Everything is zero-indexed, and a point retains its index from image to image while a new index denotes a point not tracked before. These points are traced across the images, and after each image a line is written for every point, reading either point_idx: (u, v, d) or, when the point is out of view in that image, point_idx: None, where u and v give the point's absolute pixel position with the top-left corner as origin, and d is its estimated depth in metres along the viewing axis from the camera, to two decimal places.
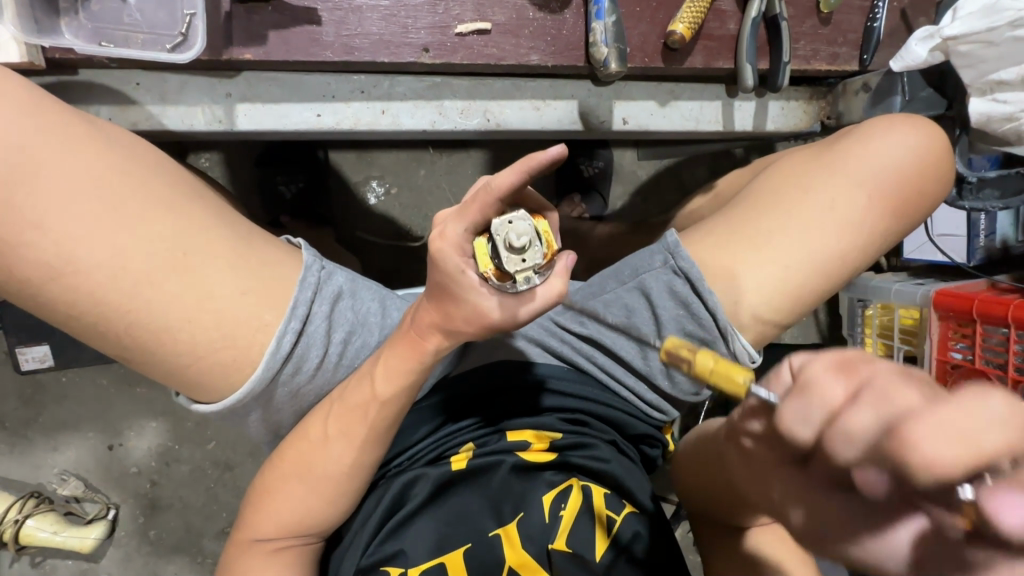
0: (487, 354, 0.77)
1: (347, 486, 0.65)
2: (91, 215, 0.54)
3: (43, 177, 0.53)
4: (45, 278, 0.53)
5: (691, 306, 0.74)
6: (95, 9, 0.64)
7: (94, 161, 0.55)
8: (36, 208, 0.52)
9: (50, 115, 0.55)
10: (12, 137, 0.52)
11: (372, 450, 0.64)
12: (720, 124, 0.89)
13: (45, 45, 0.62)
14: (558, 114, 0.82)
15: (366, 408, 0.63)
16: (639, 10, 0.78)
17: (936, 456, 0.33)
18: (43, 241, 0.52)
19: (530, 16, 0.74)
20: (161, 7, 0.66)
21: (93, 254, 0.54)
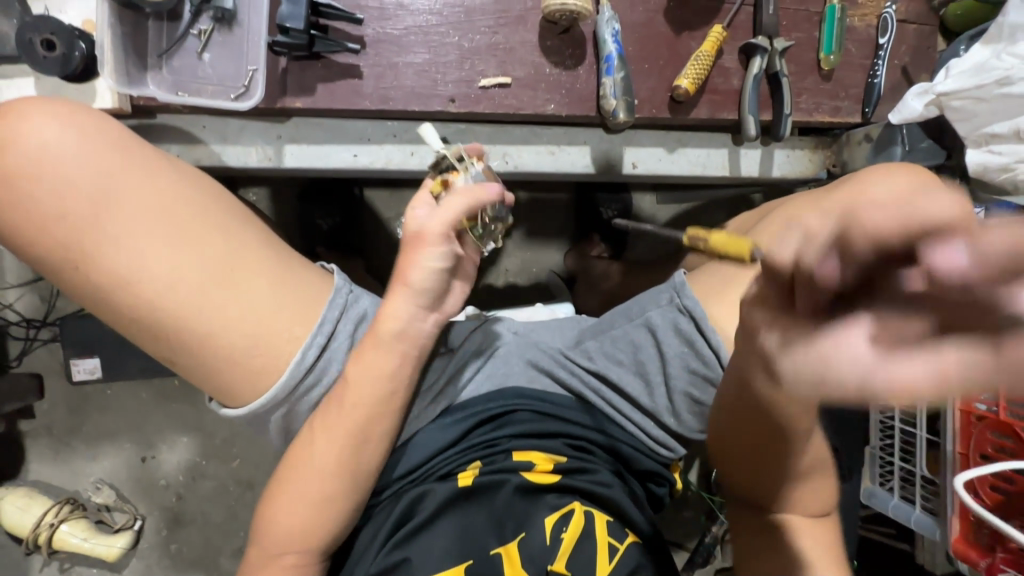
0: (501, 377, 0.81)
1: (336, 486, 0.68)
2: (160, 233, 0.62)
3: (124, 201, 0.62)
4: (114, 285, 0.62)
5: (696, 344, 0.77)
6: (176, 63, 0.73)
7: (167, 188, 0.64)
8: (114, 227, 0.61)
9: (133, 149, 0.64)
10: (100, 167, 0.61)
11: (354, 448, 0.68)
12: (726, 170, 0.95)
13: (134, 94, 0.70)
14: (573, 158, 0.89)
15: (349, 406, 0.68)
16: (648, 66, 0.86)
17: (873, 223, 0.35)
18: (115, 255, 0.61)
19: (547, 72, 0.83)
20: (229, 61, 0.74)
21: (156, 267, 0.62)
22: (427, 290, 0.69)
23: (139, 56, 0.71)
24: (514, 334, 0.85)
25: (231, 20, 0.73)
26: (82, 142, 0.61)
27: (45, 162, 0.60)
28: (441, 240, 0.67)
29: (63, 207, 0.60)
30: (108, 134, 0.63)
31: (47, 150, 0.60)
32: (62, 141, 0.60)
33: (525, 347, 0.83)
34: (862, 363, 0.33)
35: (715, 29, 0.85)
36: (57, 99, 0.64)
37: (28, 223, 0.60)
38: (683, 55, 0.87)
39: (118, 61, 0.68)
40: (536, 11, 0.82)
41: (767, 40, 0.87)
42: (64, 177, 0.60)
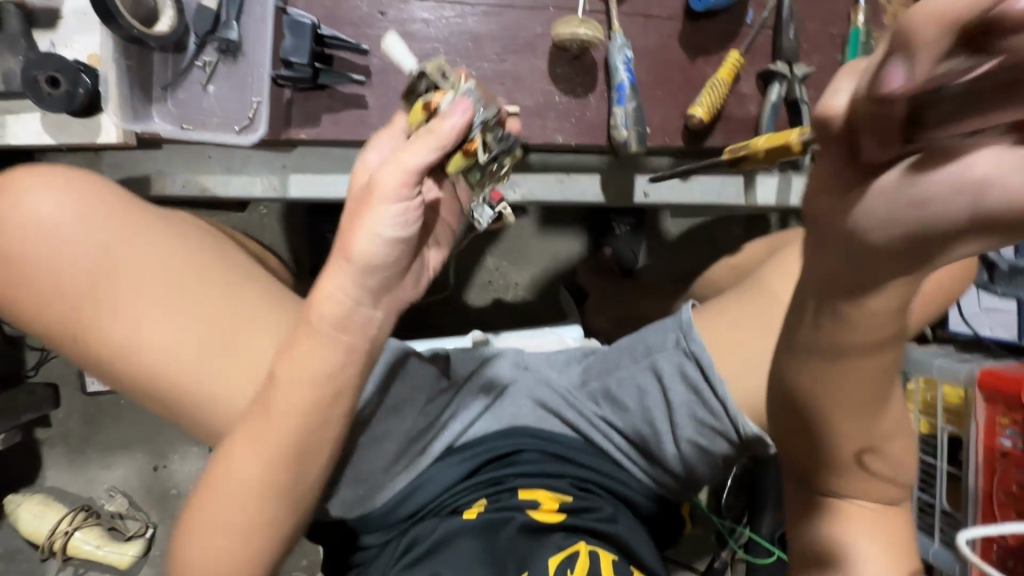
0: (509, 415, 0.83)
1: (270, 508, 0.63)
2: (155, 296, 0.62)
3: (127, 265, 0.62)
4: (116, 355, 0.61)
5: (702, 392, 0.75)
6: (181, 95, 0.72)
7: (165, 249, 0.64)
8: (112, 294, 0.61)
9: (131, 212, 0.64)
10: (95, 235, 0.61)
11: (288, 466, 0.62)
12: (742, 198, 0.91)
13: (139, 130, 0.69)
14: (582, 186, 0.87)
15: (278, 416, 0.61)
16: (661, 93, 0.83)
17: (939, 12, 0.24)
18: (117, 324, 0.61)
19: (557, 100, 0.81)
20: (234, 92, 0.73)
21: (154, 332, 0.61)
22: (376, 260, 0.60)
23: (145, 90, 0.70)
24: (523, 370, 0.86)
25: (236, 51, 0.72)
26: (80, 211, 0.61)
27: (47, 235, 0.60)
28: (397, 197, 0.59)
29: (66, 278, 0.60)
30: (108, 201, 0.63)
31: (52, 220, 0.60)
32: (65, 212, 0.61)
33: (534, 385, 0.84)
34: (969, 177, 0.27)
35: (732, 54, 0.82)
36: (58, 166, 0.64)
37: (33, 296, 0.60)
38: (699, 82, 0.84)
39: (122, 96, 0.68)
40: (547, 38, 0.80)
41: (786, 66, 0.83)
42: (61, 249, 0.60)
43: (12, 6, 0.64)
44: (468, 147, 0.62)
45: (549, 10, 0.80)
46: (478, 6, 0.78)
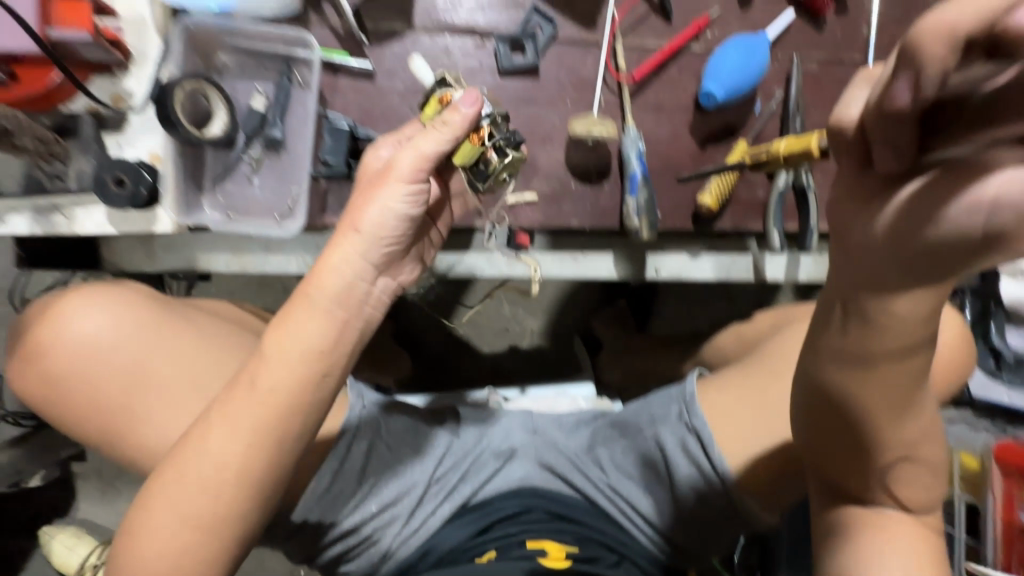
0: (517, 478, 0.98)
1: (255, 480, 0.70)
2: (175, 395, 0.79)
3: (158, 371, 0.79)
4: (142, 442, 0.79)
5: (701, 464, 0.90)
6: (229, 187, 0.79)
7: (184, 355, 0.81)
8: (142, 394, 0.78)
9: (162, 325, 0.81)
10: (133, 348, 0.78)
11: (272, 438, 0.70)
12: (750, 274, 0.95)
13: (191, 222, 0.76)
14: (594, 264, 0.91)
15: (262, 389, 0.69)
16: (672, 180, 0.88)
17: (926, 48, 0.31)
18: (144, 421, 0.78)
19: (573, 187, 0.86)
20: (276, 184, 0.80)
21: (167, 423, 0.78)
22: (382, 232, 0.71)
23: (197, 182, 0.78)
24: (531, 435, 1.01)
25: (279, 147, 0.79)
26: (123, 330, 0.78)
27: (89, 354, 0.77)
28: (408, 177, 0.71)
29: (100, 388, 0.77)
30: (138, 318, 0.80)
31: (95, 340, 0.77)
32: (104, 332, 0.77)
33: (545, 449, 1.00)
34: (983, 200, 0.33)
35: (740, 144, 0.86)
36: (96, 290, 0.80)
37: (78, 402, 0.77)
38: (709, 168, 0.88)
39: (178, 191, 0.75)
40: (564, 129, 0.86)
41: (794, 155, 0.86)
42: (105, 359, 0.77)
43: (86, 115, 0.72)
44: (476, 137, 0.70)
45: (567, 103, 0.85)
46: (500, 100, 0.84)
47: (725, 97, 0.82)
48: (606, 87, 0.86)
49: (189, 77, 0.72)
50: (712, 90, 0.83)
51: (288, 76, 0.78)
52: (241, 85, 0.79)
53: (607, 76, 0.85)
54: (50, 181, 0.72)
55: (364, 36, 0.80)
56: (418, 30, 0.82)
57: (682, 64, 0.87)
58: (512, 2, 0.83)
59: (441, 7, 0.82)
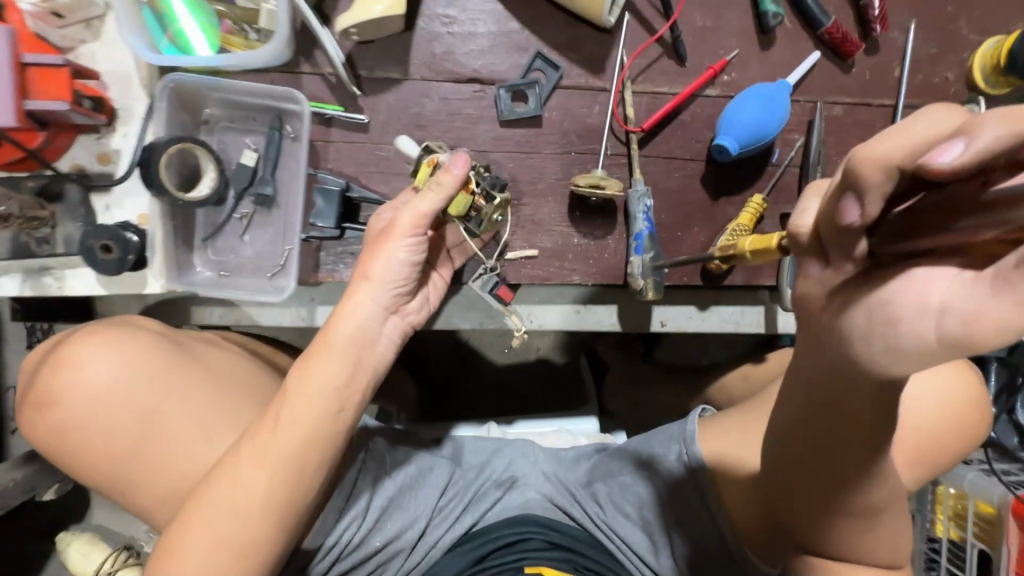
0: (520, 507, 0.99)
1: (270, 521, 0.65)
2: (181, 437, 0.68)
3: (172, 424, 0.68)
4: (147, 498, 0.69)
5: (703, 503, 0.88)
6: (220, 244, 0.77)
7: (194, 393, 0.70)
8: (150, 440, 0.67)
9: (167, 359, 0.70)
10: (138, 387, 0.67)
11: (292, 476, 0.65)
12: (761, 326, 0.91)
13: (182, 282, 0.75)
14: (599, 316, 0.88)
15: (287, 423, 0.65)
16: (681, 234, 0.83)
17: (868, 156, 0.34)
18: (153, 478, 0.68)
19: (575, 242, 0.82)
20: (268, 241, 0.77)
21: (169, 470, 0.68)
22: (391, 280, 0.69)
23: (188, 240, 0.76)
24: (534, 465, 1.02)
25: (271, 203, 0.76)
26: (132, 369, 0.67)
27: (100, 405, 0.66)
28: (408, 232, 0.68)
29: (110, 442, 0.66)
30: (149, 355, 0.69)
31: (107, 389, 0.66)
32: (119, 380, 0.67)
33: (545, 482, 1.01)
34: (929, 306, 0.36)
35: (756, 198, 0.81)
36: (105, 332, 0.70)
37: (84, 458, 0.67)
38: (720, 221, 0.84)
39: (168, 252, 0.73)
40: (567, 180, 0.82)
41: None
42: (108, 401, 0.66)
43: (70, 176, 0.70)
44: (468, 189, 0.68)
45: (570, 153, 0.81)
46: (500, 151, 0.80)
47: (739, 151, 0.76)
48: (613, 135, 0.81)
49: (173, 137, 0.69)
50: (726, 143, 0.76)
51: (278, 130, 0.74)
52: (230, 139, 0.76)
53: (613, 125, 0.81)
54: (37, 246, 0.70)
55: (356, 87, 0.76)
56: (414, 78, 0.77)
57: (695, 110, 0.81)
58: (513, 46, 0.78)
59: (438, 52, 0.77)
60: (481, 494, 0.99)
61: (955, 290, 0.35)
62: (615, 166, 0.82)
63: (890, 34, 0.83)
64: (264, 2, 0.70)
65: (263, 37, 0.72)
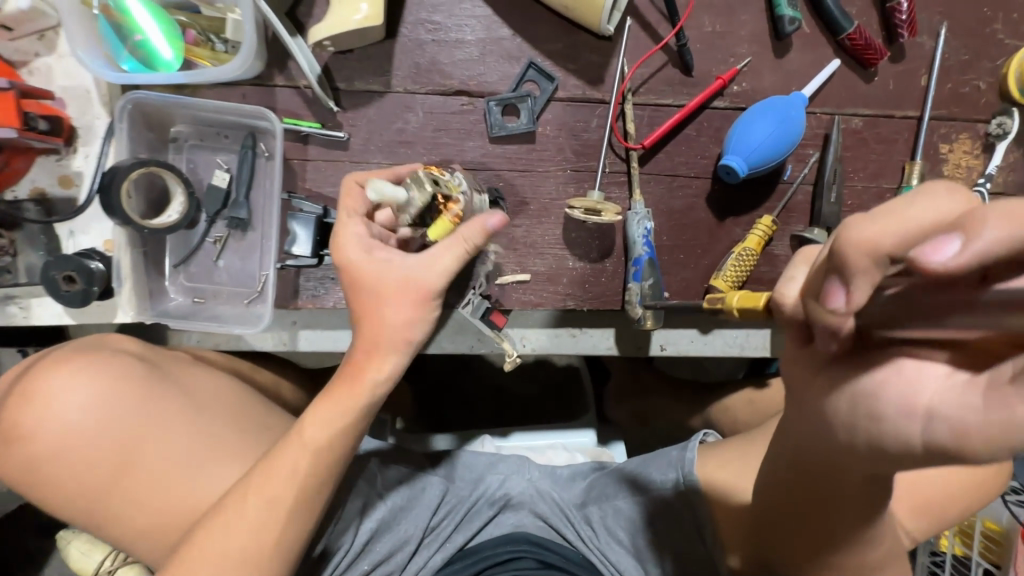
0: (512, 524, 0.85)
1: (267, 573, 0.57)
2: (160, 478, 0.59)
3: (154, 461, 0.59)
4: (130, 540, 0.60)
5: (705, 531, 0.77)
6: (193, 269, 0.72)
7: (179, 426, 0.61)
8: (126, 481, 0.58)
9: (146, 387, 0.61)
10: (112, 419, 0.58)
11: (295, 527, 0.58)
12: (766, 350, 0.86)
13: (154, 310, 0.71)
14: (594, 340, 0.83)
15: (294, 472, 0.57)
16: (683, 257, 0.78)
17: (860, 234, 0.30)
18: (133, 519, 0.59)
19: (570, 265, 0.77)
20: (243, 265, 0.73)
21: (142, 514, 0.58)
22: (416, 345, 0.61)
23: (159, 265, 0.71)
24: (529, 483, 0.88)
25: (245, 225, 0.71)
26: (108, 400, 0.59)
27: (69, 442, 0.57)
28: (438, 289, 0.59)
29: (83, 482, 0.57)
30: (127, 385, 0.60)
31: (78, 425, 0.58)
32: (92, 414, 0.58)
33: (536, 498, 0.87)
34: (916, 408, 0.31)
35: (766, 219, 0.75)
36: (75, 359, 0.61)
37: (56, 498, 0.58)
38: (726, 243, 0.78)
39: (138, 280, 0.69)
40: (562, 200, 0.76)
41: (825, 234, 0.75)
42: (81, 438, 0.57)
43: (30, 201, 0.66)
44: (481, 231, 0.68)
45: (566, 171, 0.75)
46: (490, 168, 0.74)
47: (747, 173, 0.70)
48: (612, 151, 0.75)
49: (137, 161, 0.65)
50: (733, 164, 0.70)
51: (250, 149, 0.69)
52: (201, 157, 0.71)
53: (613, 140, 0.75)
54: None
55: (333, 102, 0.70)
56: (396, 90, 0.71)
57: (701, 124, 0.75)
58: (504, 55, 0.72)
59: (423, 62, 0.71)
60: (472, 514, 0.86)
61: (943, 392, 0.30)
62: (614, 185, 0.76)
63: (917, 40, 0.76)
64: (229, 12, 0.65)
65: (231, 49, 0.67)
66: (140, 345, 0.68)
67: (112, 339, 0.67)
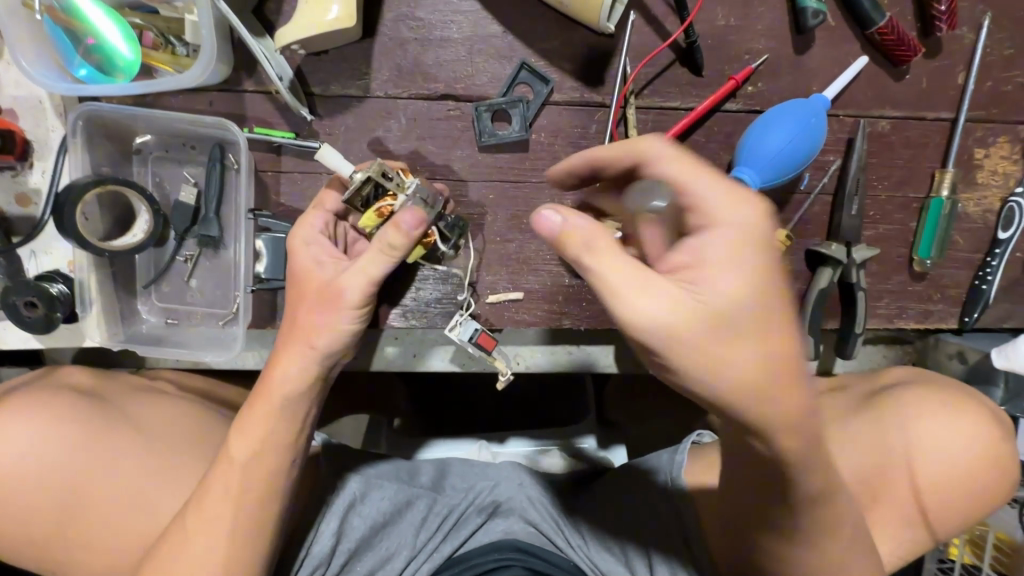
0: (501, 532, 0.71)
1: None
2: (123, 518, 0.56)
3: (107, 498, 0.56)
4: None
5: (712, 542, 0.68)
6: (165, 289, 0.68)
7: (138, 461, 0.58)
8: (88, 522, 0.55)
9: (96, 420, 0.58)
10: (63, 459, 0.55)
11: (254, 550, 0.54)
12: None
13: (124, 334, 0.67)
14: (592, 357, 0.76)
15: (238, 487, 0.54)
16: None
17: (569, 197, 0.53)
18: (96, 558, 0.56)
19: (566, 282, 0.72)
20: (218, 285, 0.68)
21: (104, 556, 0.56)
22: (336, 354, 0.56)
23: (129, 285, 0.67)
24: (520, 488, 0.75)
25: (217, 243, 0.67)
26: (56, 437, 0.56)
27: (18, 485, 0.54)
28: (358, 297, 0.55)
29: (36, 524, 0.55)
30: (78, 421, 0.57)
31: (20, 466, 0.55)
32: (35, 453, 0.55)
33: (527, 502, 0.73)
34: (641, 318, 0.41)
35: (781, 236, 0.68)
36: (11, 401, 0.57)
37: (7, 545, 0.56)
38: None
39: (105, 301, 0.65)
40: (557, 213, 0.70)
41: (842, 249, 0.69)
42: (34, 479, 0.54)
43: None
44: (428, 242, 0.63)
45: None
46: (479, 180, 0.68)
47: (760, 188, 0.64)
48: None
49: (94, 178, 0.60)
50: (744, 177, 0.63)
51: (218, 162, 0.64)
52: (167, 170, 0.66)
53: None
54: None
55: (307, 110, 0.64)
56: (377, 95, 0.65)
57: (710, 129, 0.69)
58: (494, 54, 0.66)
59: (405, 64, 0.65)
60: (461, 522, 0.73)
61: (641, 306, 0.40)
62: None
63: (957, 33, 0.68)
64: (187, 12, 0.59)
65: (193, 53, 0.61)
66: (88, 376, 0.65)
67: (74, 369, 0.65)
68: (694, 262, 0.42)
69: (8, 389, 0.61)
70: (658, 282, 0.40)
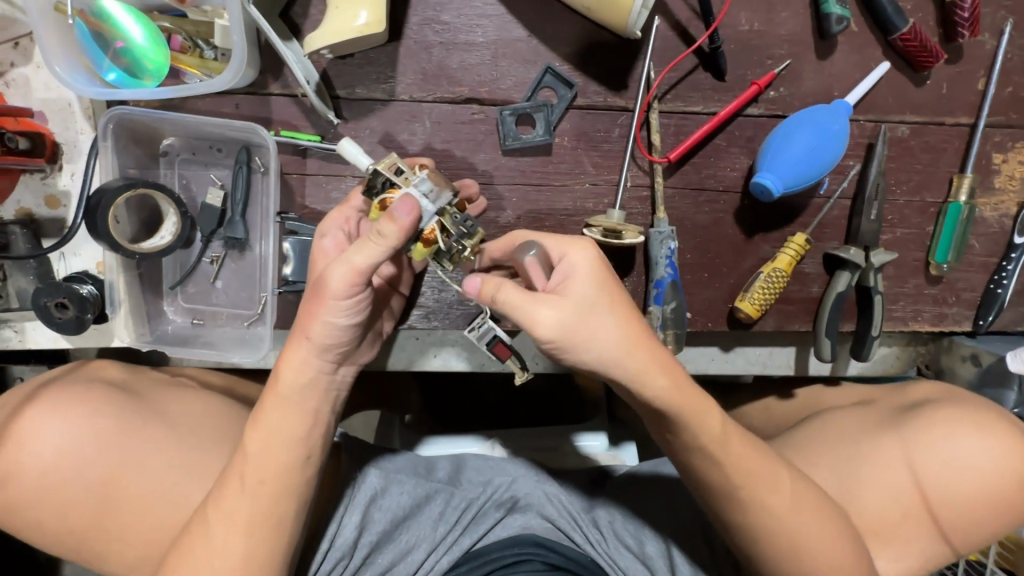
0: (518, 526, 0.70)
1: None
2: (148, 515, 0.57)
3: (136, 493, 0.57)
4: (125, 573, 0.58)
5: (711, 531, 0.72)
6: (191, 289, 0.69)
7: (168, 456, 0.59)
8: (119, 514, 0.56)
9: (131, 413, 0.60)
10: (99, 451, 0.56)
11: (274, 544, 0.54)
12: (791, 368, 0.81)
13: (151, 333, 0.68)
14: None
15: (254, 482, 0.54)
16: (707, 275, 0.73)
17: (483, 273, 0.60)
18: (126, 551, 0.57)
19: None
20: (243, 286, 0.69)
21: (134, 549, 0.57)
22: (335, 348, 0.54)
23: (157, 286, 0.68)
24: (538, 484, 0.75)
25: (242, 245, 0.67)
26: (92, 430, 0.57)
27: (52, 481, 0.56)
28: (344, 294, 0.51)
29: (68, 517, 0.56)
30: (110, 415, 0.59)
31: (54, 460, 0.56)
32: (67, 448, 0.56)
33: (544, 499, 0.73)
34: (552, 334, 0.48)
35: (798, 238, 0.69)
36: (43, 397, 0.59)
37: (38, 538, 0.57)
38: (753, 259, 0.73)
39: (134, 301, 0.66)
40: (579, 216, 0.70)
41: (861, 253, 0.70)
42: (69, 474, 0.56)
43: (15, 224, 0.62)
44: (426, 238, 0.51)
45: (584, 183, 0.69)
46: (502, 183, 0.69)
47: (782, 193, 0.64)
48: (634, 163, 0.69)
49: (124, 182, 0.61)
50: (767, 182, 0.64)
51: (245, 165, 0.64)
52: (193, 173, 0.66)
53: (635, 151, 0.69)
54: None
55: (333, 113, 0.65)
56: (401, 98, 0.66)
57: (732, 134, 0.69)
58: (519, 59, 0.66)
59: (430, 67, 0.65)
60: (479, 517, 0.72)
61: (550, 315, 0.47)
62: (635, 200, 0.70)
63: (978, 39, 0.69)
64: (216, 16, 0.59)
65: (220, 56, 0.61)
66: (121, 370, 0.67)
67: (104, 367, 0.66)
68: (564, 282, 0.49)
69: (41, 382, 0.63)
70: (539, 301, 0.47)
